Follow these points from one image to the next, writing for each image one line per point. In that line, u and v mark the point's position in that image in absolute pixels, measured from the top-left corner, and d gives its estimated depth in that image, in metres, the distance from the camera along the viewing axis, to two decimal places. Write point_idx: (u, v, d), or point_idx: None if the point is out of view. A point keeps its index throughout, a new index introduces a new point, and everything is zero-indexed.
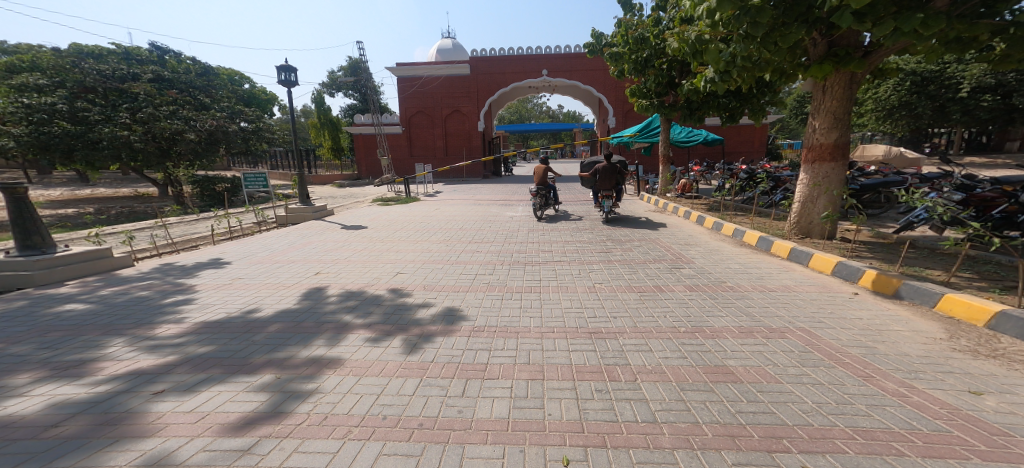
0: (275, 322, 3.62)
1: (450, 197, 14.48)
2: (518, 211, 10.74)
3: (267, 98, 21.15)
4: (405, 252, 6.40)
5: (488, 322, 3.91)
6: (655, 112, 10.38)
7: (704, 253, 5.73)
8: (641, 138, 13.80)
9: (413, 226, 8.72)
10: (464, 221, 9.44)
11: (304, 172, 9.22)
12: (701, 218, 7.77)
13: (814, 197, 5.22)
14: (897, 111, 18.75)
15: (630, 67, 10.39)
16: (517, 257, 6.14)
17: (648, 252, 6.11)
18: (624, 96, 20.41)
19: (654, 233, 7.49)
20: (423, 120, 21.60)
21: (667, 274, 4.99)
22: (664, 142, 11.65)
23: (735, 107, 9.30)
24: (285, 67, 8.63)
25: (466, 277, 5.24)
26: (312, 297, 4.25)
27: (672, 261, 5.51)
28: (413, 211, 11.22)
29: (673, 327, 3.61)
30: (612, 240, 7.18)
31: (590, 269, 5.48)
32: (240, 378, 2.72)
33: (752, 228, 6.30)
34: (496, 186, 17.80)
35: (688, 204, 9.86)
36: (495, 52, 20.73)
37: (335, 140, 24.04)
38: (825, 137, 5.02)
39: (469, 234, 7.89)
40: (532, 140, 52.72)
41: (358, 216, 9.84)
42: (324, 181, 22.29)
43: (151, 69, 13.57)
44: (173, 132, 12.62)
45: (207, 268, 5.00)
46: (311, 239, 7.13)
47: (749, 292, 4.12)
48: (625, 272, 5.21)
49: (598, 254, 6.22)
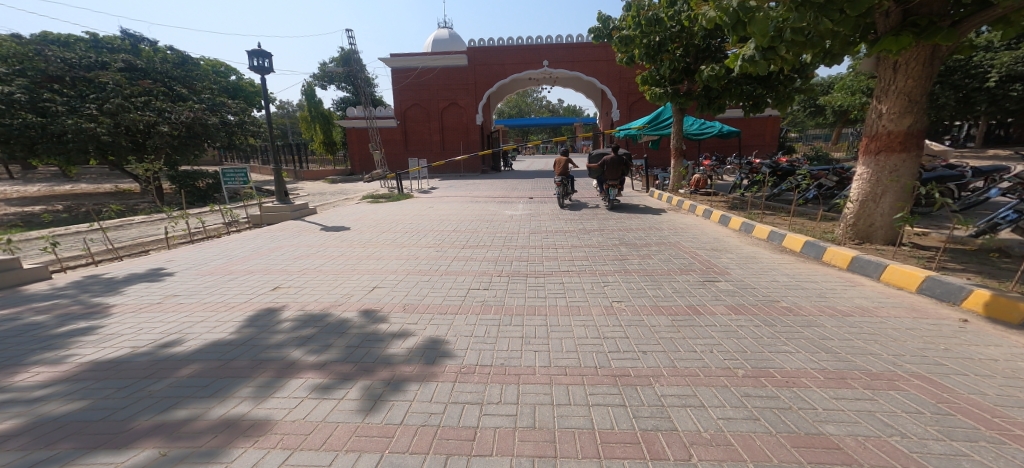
0: (194, 361, 2.72)
1: (446, 194, 13.51)
2: (518, 210, 9.80)
3: (254, 91, 20.22)
4: (386, 260, 5.50)
5: (481, 359, 3.03)
6: (670, 101, 9.39)
7: (739, 261, 4.81)
8: (650, 130, 12.87)
9: (401, 227, 7.78)
10: (458, 221, 8.51)
11: (279, 167, 8.25)
12: (725, 218, 6.86)
13: (878, 195, 4.30)
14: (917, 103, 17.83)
15: (642, 53, 9.43)
16: (517, 267, 5.24)
17: (670, 260, 5.19)
18: (629, 88, 19.42)
19: (672, 234, 6.56)
20: (418, 113, 20.67)
21: (700, 290, 4.08)
22: (678, 134, 10.70)
23: (760, 94, 8.32)
24: (259, 52, 7.68)
25: (457, 293, 4.34)
26: (256, 323, 3.34)
27: (702, 272, 4.59)
28: (404, 209, 10.32)
29: (726, 368, 2.70)
30: (625, 244, 6.25)
31: (605, 282, 4.56)
32: (101, 458, 1.82)
33: (791, 231, 5.39)
34: (496, 181, 16.88)
35: (705, 201, 8.95)
36: (494, 42, 19.72)
37: (327, 134, 23.12)
38: (896, 123, 4.10)
39: (463, 237, 6.99)
40: (532, 135, 51.74)
41: (343, 215, 8.93)
42: (316, 176, 21.34)
43: (122, 57, 12.50)
44: (144, 125, 11.65)
45: (138, 283, 4.08)
46: (282, 242, 6.21)
47: (816, 316, 3.21)
48: (648, 287, 4.30)
49: (612, 263, 5.31)
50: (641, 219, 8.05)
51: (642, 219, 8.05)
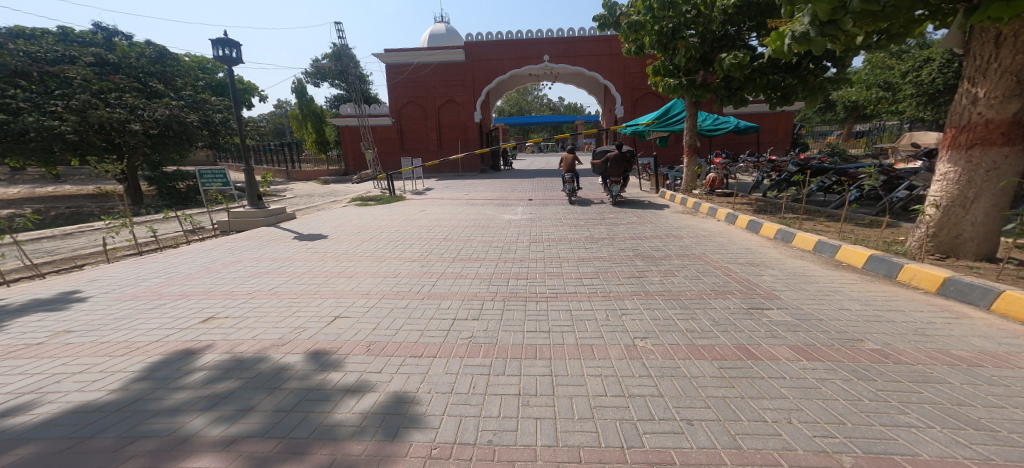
0: (31, 445, 1.85)
1: (441, 195, 12.63)
2: (517, 213, 8.91)
3: (242, 88, 19.46)
4: (362, 277, 4.66)
5: (464, 432, 2.16)
6: (685, 93, 8.49)
7: (787, 279, 3.93)
8: (659, 126, 11.96)
9: (385, 234, 6.94)
10: (450, 228, 7.63)
11: (248, 166, 7.32)
12: (754, 224, 6.00)
13: (969, 200, 3.48)
14: (940, 96, 17.26)
15: (653, 41, 8.50)
16: (515, 288, 4.42)
17: (699, 278, 4.32)
18: (634, 83, 18.50)
19: (695, 243, 5.67)
20: (414, 111, 19.84)
21: (748, 321, 3.22)
22: (691, 129, 9.80)
23: (789, 85, 7.31)
24: (222, 40, 6.79)
25: (438, 327, 3.50)
26: (155, 375, 2.48)
27: (743, 295, 3.73)
28: (393, 213, 9.45)
29: (823, 453, 1.79)
30: (642, 256, 5.37)
31: (622, 311, 3.72)
32: None
33: (844, 241, 4.52)
34: (495, 182, 15.98)
35: (724, 202, 8.08)
36: (492, 36, 18.85)
37: (320, 133, 22.22)
38: (997, 110, 3.30)
39: (454, 247, 6.15)
40: (534, 133, 50.96)
41: (324, 220, 8.07)
42: (308, 176, 20.53)
43: (92, 51, 11.66)
44: (115, 123, 10.82)
45: (34, 315, 3.26)
46: (243, 255, 5.35)
47: (929, 368, 2.33)
48: (679, 318, 3.44)
49: (629, 282, 4.46)
50: (655, 224, 7.17)
51: (656, 224, 7.17)
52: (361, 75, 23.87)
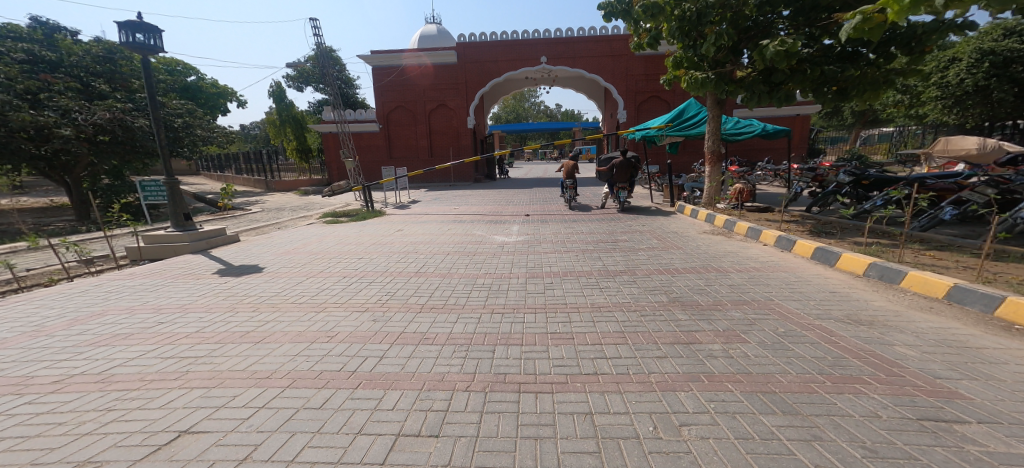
0: None
1: (426, 209, 11.18)
2: (511, 234, 7.43)
3: (216, 92, 18.15)
4: (278, 342, 3.16)
5: None
6: (713, 90, 6.83)
7: (943, 355, 2.48)
8: (673, 131, 10.56)
9: (343, 264, 5.47)
10: (428, 255, 6.14)
11: (169, 177, 5.62)
12: (822, 254, 4.53)
13: None
14: (967, 98, 16.33)
15: (673, 28, 7.00)
16: (501, 370, 2.93)
17: (787, 346, 2.85)
18: (638, 86, 17.13)
19: (750, 282, 4.19)
20: (403, 116, 18.47)
21: (940, 454, 1.71)
22: (714, 133, 8.41)
23: (847, 78, 5.88)
24: (132, 22, 5.33)
25: (364, 457, 1.98)
26: None
27: (887, 386, 2.26)
28: (364, 232, 7.98)
29: None
30: (680, 304, 3.89)
31: (680, 419, 2.23)
32: None
33: (994, 287, 3.09)
34: (488, 193, 14.53)
35: (762, 220, 6.64)
36: (485, 37, 17.52)
37: (301, 140, 20.76)
38: None
39: (428, 288, 4.67)
40: (531, 140, 49.94)
41: (272, 244, 6.57)
42: (288, 187, 19.04)
43: (25, 47, 10.27)
44: (43, 128, 9.36)
45: None
46: (125, 300, 3.83)
47: None
48: (788, 439, 1.94)
49: (677, 358, 2.95)
50: (682, 249, 5.71)
51: (684, 249, 5.71)
52: (346, 79, 22.55)
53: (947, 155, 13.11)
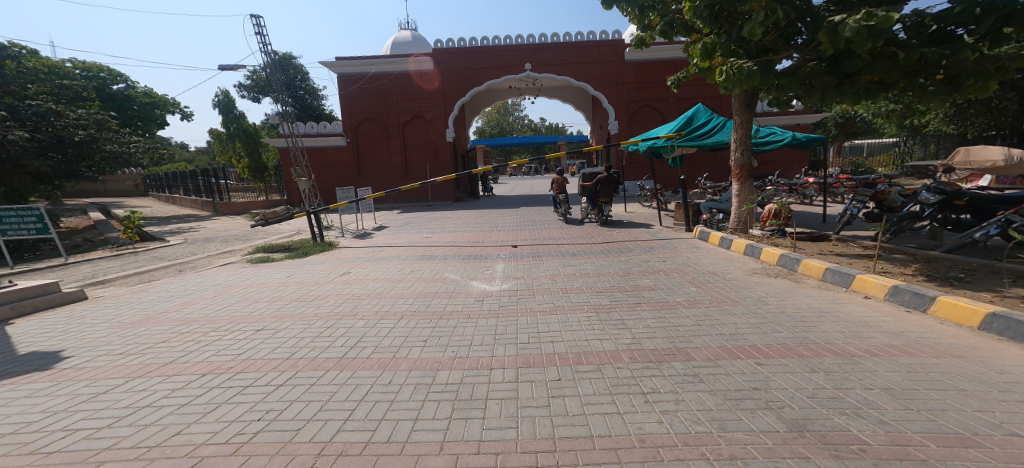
0: None
1: (391, 238, 9.16)
2: (494, 277, 5.46)
3: (148, 103, 16.21)
4: None
5: None
6: (759, 84, 5.15)
7: None
8: (684, 141, 8.97)
9: (218, 348, 3.35)
10: (371, 320, 4.11)
11: None
12: (1007, 320, 2.74)
13: None
14: (969, 108, 15.51)
15: (700, 5, 5.39)
16: None
17: None
18: (630, 94, 15.74)
19: (920, 382, 2.33)
20: (372, 129, 16.56)
21: None
22: (743, 141, 6.79)
23: (955, 63, 4.29)
24: None
25: None
26: None
27: None
28: (293, 276, 5.86)
29: None
30: (821, 441, 1.97)
31: None
32: None
33: None
34: (467, 215, 12.61)
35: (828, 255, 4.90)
36: (463, 42, 15.95)
37: (253, 157, 18.70)
38: None
39: (343, 403, 2.65)
40: (516, 154, 48.82)
41: (136, 303, 4.44)
42: (238, 210, 16.66)
43: None
44: None
45: None
46: None
47: None
48: None
49: None
50: (743, 306, 3.88)
51: (748, 308, 3.84)
52: (310, 90, 20.62)
53: (971, 167, 11.91)
